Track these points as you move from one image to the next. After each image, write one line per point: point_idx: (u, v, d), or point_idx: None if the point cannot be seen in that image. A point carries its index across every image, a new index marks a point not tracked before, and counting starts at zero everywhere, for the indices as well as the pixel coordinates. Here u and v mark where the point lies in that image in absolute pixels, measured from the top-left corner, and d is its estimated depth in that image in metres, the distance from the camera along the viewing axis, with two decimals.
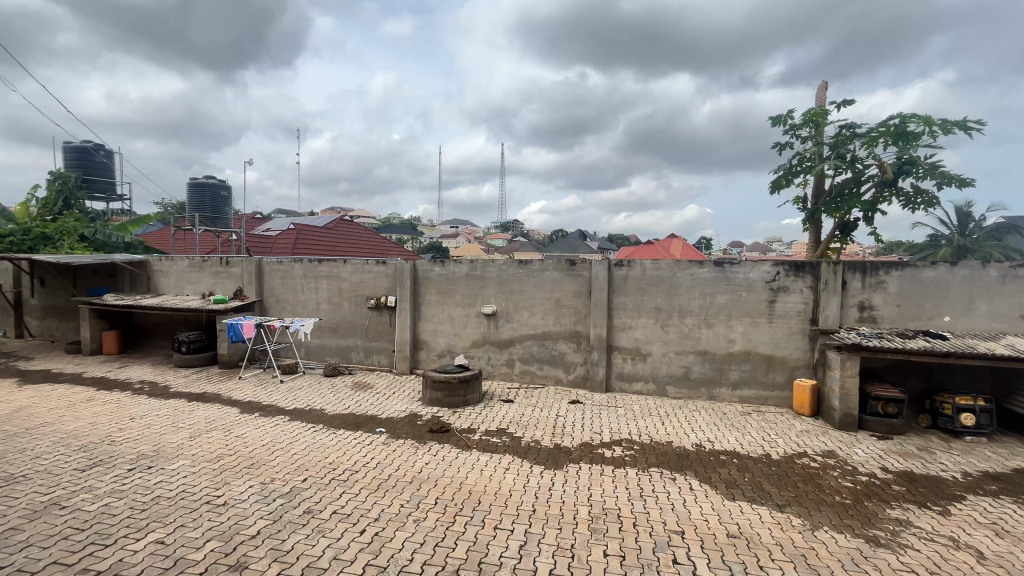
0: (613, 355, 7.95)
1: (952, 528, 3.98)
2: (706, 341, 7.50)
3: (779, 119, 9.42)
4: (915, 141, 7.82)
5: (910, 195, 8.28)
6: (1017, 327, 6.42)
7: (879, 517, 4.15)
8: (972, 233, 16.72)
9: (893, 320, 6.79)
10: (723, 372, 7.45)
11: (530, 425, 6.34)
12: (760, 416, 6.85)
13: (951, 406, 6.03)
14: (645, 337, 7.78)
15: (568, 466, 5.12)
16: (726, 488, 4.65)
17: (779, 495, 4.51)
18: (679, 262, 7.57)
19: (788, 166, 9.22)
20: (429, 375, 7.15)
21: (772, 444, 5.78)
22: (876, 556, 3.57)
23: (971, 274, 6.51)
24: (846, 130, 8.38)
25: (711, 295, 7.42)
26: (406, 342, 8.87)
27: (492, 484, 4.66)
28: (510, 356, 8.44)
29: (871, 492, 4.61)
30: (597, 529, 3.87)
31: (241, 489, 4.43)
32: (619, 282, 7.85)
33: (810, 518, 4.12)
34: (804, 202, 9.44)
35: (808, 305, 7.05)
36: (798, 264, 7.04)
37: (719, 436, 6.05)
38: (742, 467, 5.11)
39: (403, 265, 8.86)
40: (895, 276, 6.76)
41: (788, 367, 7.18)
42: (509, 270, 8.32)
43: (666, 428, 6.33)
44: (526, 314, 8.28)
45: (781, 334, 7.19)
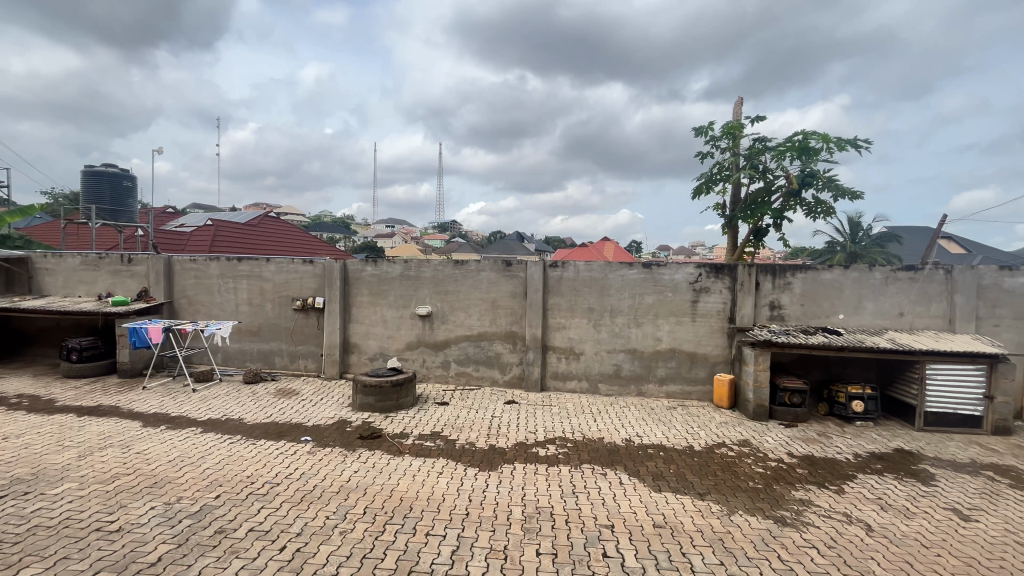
0: (548, 354, 8.06)
1: (846, 505, 4.41)
2: (635, 340, 7.81)
3: (701, 130, 10.03)
4: (815, 155, 8.63)
5: (813, 204, 9.12)
6: (897, 323, 7.28)
7: (786, 499, 4.51)
8: (863, 239, 18.75)
9: (799, 318, 7.45)
10: (650, 369, 7.80)
11: (465, 427, 6.27)
12: (684, 410, 7.25)
13: (844, 394, 6.73)
14: (578, 336, 7.97)
15: (503, 466, 5.11)
16: (652, 480, 4.85)
17: (700, 484, 4.78)
18: (610, 264, 7.83)
19: (709, 174, 9.83)
20: (359, 380, 6.85)
21: (694, 436, 6.12)
22: (783, 535, 3.88)
23: (860, 276, 7.31)
24: (759, 143, 9.09)
25: (640, 295, 7.75)
26: (335, 345, 8.45)
27: (424, 490, 4.54)
28: (445, 357, 8.30)
29: (780, 476, 5.00)
30: (530, 528, 3.88)
31: (140, 512, 3.98)
32: (554, 283, 7.98)
33: (727, 503, 4.39)
34: (723, 208, 10.12)
35: (726, 304, 7.56)
36: (717, 266, 7.53)
37: (647, 431, 6.31)
38: (667, 460, 5.36)
39: (333, 264, 8.44)
40: (799, 277, 7.43)
41: (709, 362, 7.66)
42: (445, 270, 8.19)
43: (598, 425, 6.52)
44: (462, 315, 8.20)
45: (703, 332, 7.64)
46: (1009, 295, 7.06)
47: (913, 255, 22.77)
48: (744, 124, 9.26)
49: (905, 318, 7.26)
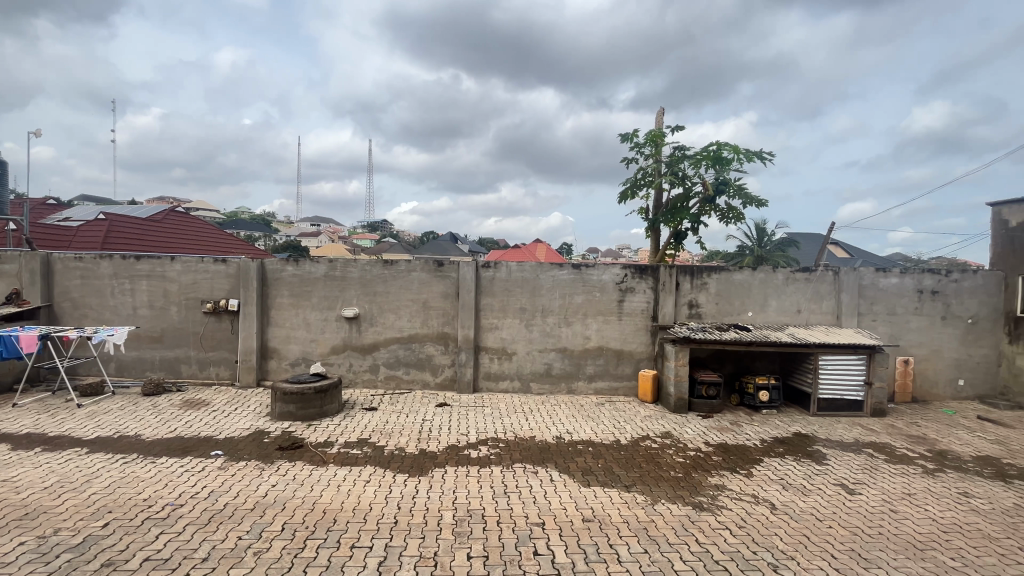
0: (480, 355, 8.02)
1: (755, 487, 4.79)
2: (565, 339, 7.99)
3: (627, 137, 10.49)
4: (727, 165, 9.34)
5: (725, 210, 9.86)
6: (796, 319, 8.04)
7: (703, 485, 4.81)
8: (768, 244, 20.57)
9: (714, 315, 8.00)
10: (580, 367, 8.02)
11: (395, 433, 6.07)
12: (611, 406, 7.52)
13: (753, 385, 7.33)
14: (510, 336, 8.00)
15: (434, 471, 4.99)
16: (581, 475, 4.97)
17: (626, 477, 4.96)
18: (542, 264, 7.95)
19: (634, 179, 10.30)
20: (279, 388, 6.39)
21: (621, 430, 6.37)
22: (701, 519, 4.12)
23: (766, 276, 8.00)
24: (678, 151, 9.68)
25: (570, 295, 7.94)
26: (252, 351, 7.84)
27: (349, 500, 4.31)
28: (374, 361, 7.99)
29: (697, 464, 5.33)
30: (461, 532, 3.82)
31: (4, 550, 3.41)
32: (486, 283, 7.95)
33: (651, 493, 4.60)
34: (646, 212, 10.65)
35: (649, 303, 7.96)
36: (641, 267, 7.90)
37: (576, 427, 6.47)
38: (596, 454, 5.52)
39: (249, 263, 7.83)
40: (714, 278, 7.99)
41: (634, 359, 8.01)
42: (373, 270, 7.88)
43: (530, 424, 6.57)
44: (392, 317, 7.94)
45: (628, 330, 7.98)
46: (884, 294, 8.07)
47: (808, 259, 25.40)
48: (665, 133, 9.80)
49: (802, 315, 8.04)
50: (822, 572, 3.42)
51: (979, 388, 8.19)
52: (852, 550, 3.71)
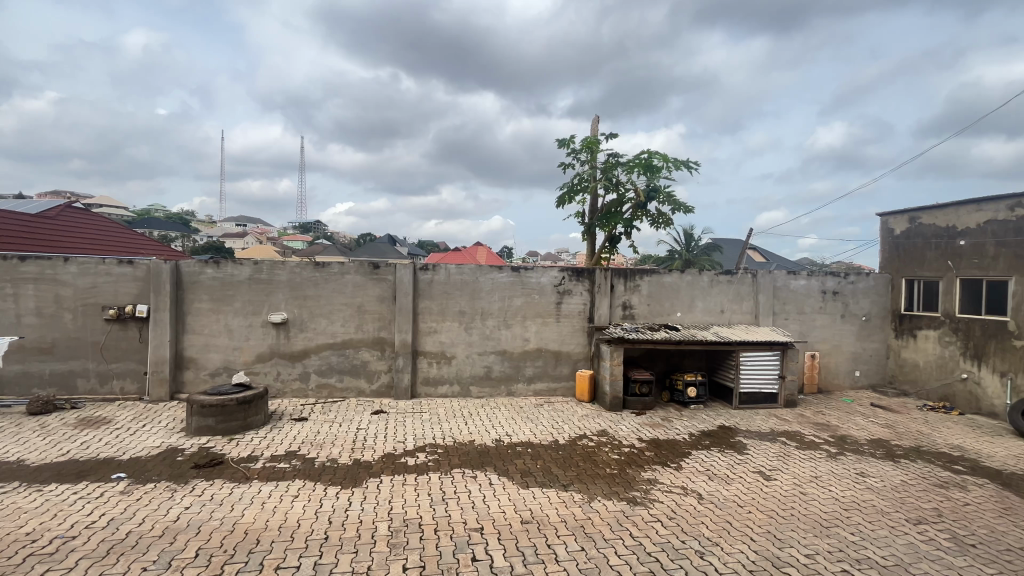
0: (418, 360, 7.84)
1: (684, 479, 5.03)
2: (504, 341, 8.00)
3: (564, 143, 10.74)
4: (658, 172, 9.81)
5: (656, 216, 10.35)
6: (719, 319, 8.58)
7: (636, 480, 4.98)
8: (694, 249, 21.84)
9: (646, 316, 8.36)
10: (519, 369, 8.07)
11: (327, 443, 5.77)
12: (550, 406, 7.63)
13: (681, 382, 7.73)
14: (450, 340, 7.89)
15: (368, 481, 4.80)
16: (520, 477, 4.98)
17: (563, 476, 5.03)
18: (481, 267, 7.92)
19: (571, 184, 10.55)
20: (195, 400, 5.87)
21: (559, 431, 6.46)
22: (634, 513, 4.26)
23: (692, 278, 8.48)
24: (612, 158, 10.04)
25: (510, 298, 7.97)
26: (164, 361, 7.15)
27: (275, 518, 4.03)
28: (304, 369, 7.57)
29: (631, 460, 5.52)
30: (396, 543, 3.69)
31: None
32: (424, 286, 7.79)
33: (587, 491, 4.70)
34: (582, 216, 10.94)
35: (586, 305, 8.17)
36: (578, 270, 8.10)
37: (516, 429, 6.49)
38: (534, 456, 5.56)
39: (160, 265, 7.15)
40: (646, 280, 8.35)
41: (572, 360, 8.18)
42: (303, 273, 7.48)
43: (469, 428, 6.50)
44: (324, 322, 7.57)
45: (566, 331, 8.14)
46: (794, 294, 8.82)
47: (730, 263, 27.29)
48: (600, 140, 10.14)
49: (725, 315, 8.60)
50: (743, 555, 3.64)
51: (872, 378, 9.15)
52: (769, 532, 3.99)
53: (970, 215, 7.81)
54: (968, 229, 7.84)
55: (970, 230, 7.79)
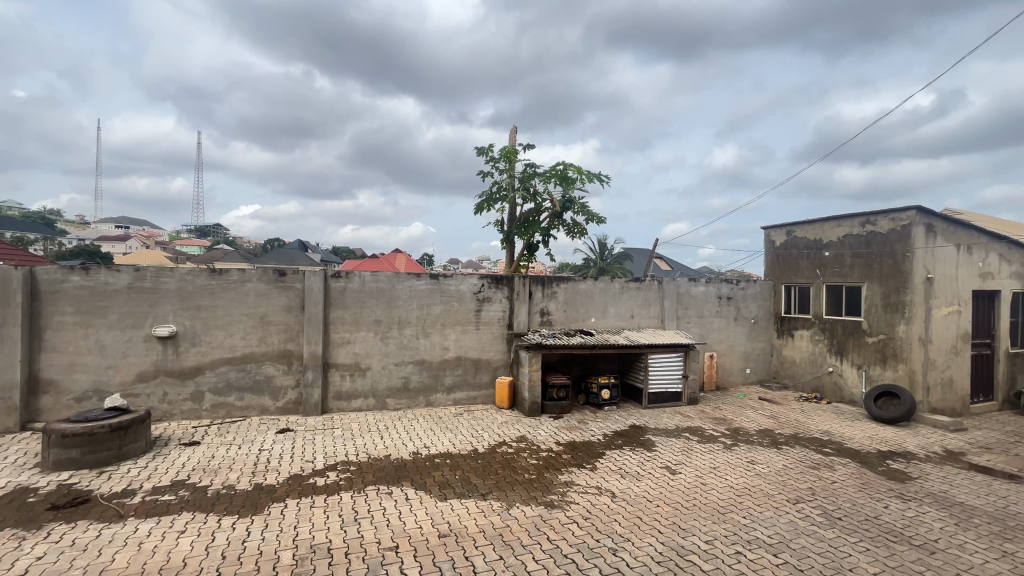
0: (330, 373, 7.39)
1: (598, 479, 5.21)
2: (423, 350, 7.81)
3: (483, 151, 10.81)
4: (573, 184, 10.20)
5: (571, 225, 10.74)
6: (630, 324, 9.08)
7: (554, 483, 5.08)
8: (607, 257, 22.98)
9: (563, 322, 8.62)
10: (438, 379, 7.92)
11: (222, 469, 5.22)
12: (470, 415, 7.56)
13: (596, 385, 8.06)
14: (364, 351, 7.54)
15: (271, 507, 4.40)
16: (438, 490, 4.86)
17: (482, 485, 4.99)
18: (398, 275, 7.68)
19: (490, 192, 10.62)
20: (54, 429, 5.02)
21: (479, 439, 6.42)
22: (552, 517, 4.33)
23: (605, 285, 8.91)
24: (530, 169, 10.28)
25: (428, 305, 7.82)
26: (13, 385, 6.04)
27: (156, 558, 3.55)
28: (197, 387, 6.81)
29: (549, 464, 5.62)
30: (302, 572, 3.41)
31: None
32: (337, 295, 7.39)
33: (506, 498, 4.69)
34: (501, 224, 11.06)
35: (505, 312, 8.24)
36: (497, 277, 8.16)
37: (435, 440, 6.34)
38: (453, 466, 5.46)
39: (8, 272, 6.03)
40: (563, 287, 8.61)
41: (491, 367, 8.20)
42: (196, 280, 6.76)
43: (385, 442, 6.24)
44: (220, 335, 6.88)
45: (486, 339, 8.15)
46: (694, 300, 9.59)
47: (639, 270, 29.15)
48: (518, 150, 10.34)
49: (634, 320, 9.11)
50: (651, 548, 3.84)
51: (759, 374, 10.20)
52: (674, 523, 4.25)
53: (833, 230, 9.02)
54: (832, 241, 9.05)
55: (833, 243, 8.99)
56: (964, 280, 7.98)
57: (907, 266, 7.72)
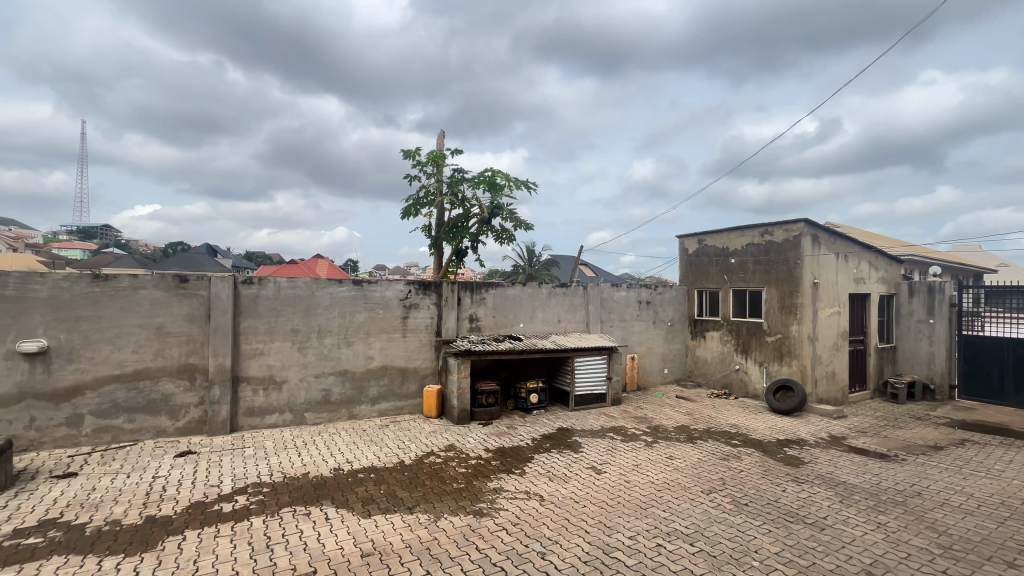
0: (240, 388, 6.79)
1: (526, 484, 5.23)
2: (345, 360, 7.44)
3: (410, 154, 10.59)
4: (501, 191, 10.28)
5: (500, 232, 10.81)
6: (557, 328, 9.27)
7: (483, 491, 5.02)
8: (535, 264, 23.43)
9: (491, 328, 8.61)
10: (362, 390, 7.57)
11: (107, 502, 4.58)
12: (396, 426, 7.30)
13: (525, 390, 8.13)
14: (280, 363, 7.03)
15: (168, 540, 3.93)
16: (361, 507, 4.61)
17: (409, 498, 4.81)
18: (317, 280, 7.26)
19: (417, 196, 10.41)
20: None
21: (405, 450, 6.21)
22: (480, 525, 4.26)
23: (533, 291, 9.05)
24: (458, 174, 10.21)
25: (351, 313, 7.47)
26: None
27: None
28: (74, 410, 5.93)
29: (478, 471, 5.56)
30: None
31: None
32: (248, 303, 6.83)
33: (433, 510, 4.56)
34: (429, 230, 10.87)
35: (433, 319, 8.08)
36: (424, 283, 7.99)
37: (358, 455, 6.04)
38: (378, 481, 5.22)
39: None
40: (491, 293, 8.62)
41: (419, 376, 7.99)
42: (76, 288, 5.91)
43: (303, 459, 5.83)
44: (106, 349, 6.07)
45: (413, 346, 7.93)
46: (617, 305, 10.03)
47: (566, 276, 30.03)
48: (445, 155, 10.24)
49: (561, 324, 9.33)
50: (578, 548, 3.90)
51: (676, 374, 10.85)
52: (600, 522, 4.37)
53: (737, 239, 9.87)
54: (736, 249, 9.89)
55: (738, 251, 9.83)
56: (842, 284, 9.06)
57: (799, 272, 8.62)
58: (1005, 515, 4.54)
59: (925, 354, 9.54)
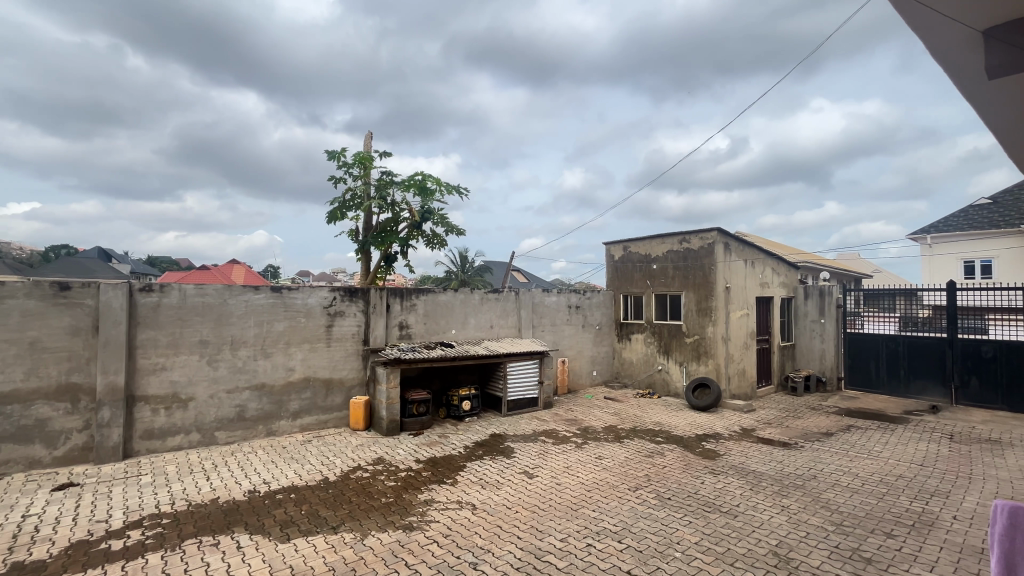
0: (136, 408, 6.08)
1: (459, 493, 5.14)
2: (262, 373, 6.92)
3: (335, 155, 10.15)
4: (431, 195, 10.13)
5: (431, 237, 10.62)
6: (489, 334, 9.27)
7: (413, 504, 4.86)
8: (469, 270, 23.35)
9: (422, 335, 8.42)
10: (282, 404, 7.08)
11: None
12: (320, 441, 6.89)
13: (457, 397, 8.01)
14: (185, 378, 6.39)
15: None
16: (280, 530, 4.28)
17: (333, 517, 4.55)
18: (230, 287, 6.70)
19: (342, 199, 9.97)
20: None
21: (330, 466, 5.87)
22: (410, 540, 4.11)
23: (465, 297, 9.00)
24: (387, 177, 9.93)
25: (269, 322, 6.97)
26: None
27: None
28: None
29: (408, 484, 5.37)
30: None
31: None
32: (147, 313, 6.14)
33: (360, 528, 4.34)
34: (356, 234, 10.45)
35: (360, 326, 7.76)
36: (351, 290, 7.65)
37: (278, 474, 5.62)
38: (298, 501, 4.88)
39: None
40: (422, 299, 8.44)
41: (345, 387, 7.63)
42: None
43: (212, 483, 5.32)
44: None
45: (338, 356, 7.56)
46: (548, 309, 10.23)
47: (498, 282, 30.23)
48: (373, 156, 9.91)
49: (493, 330, 9.34)
50: (510, 555, 3.89)
51: (604, 376, 11.24)
52: (532, 526, 4.38)
53: (658, 246, 10.45)
54: (658, 256, 10.46)
55: (659, 257, 10.41)
56: (750, 288, 9.89)
57: (713, 277, 9.29)
58: (883, 491, 5.16)
59: (818, 350, 10.62)
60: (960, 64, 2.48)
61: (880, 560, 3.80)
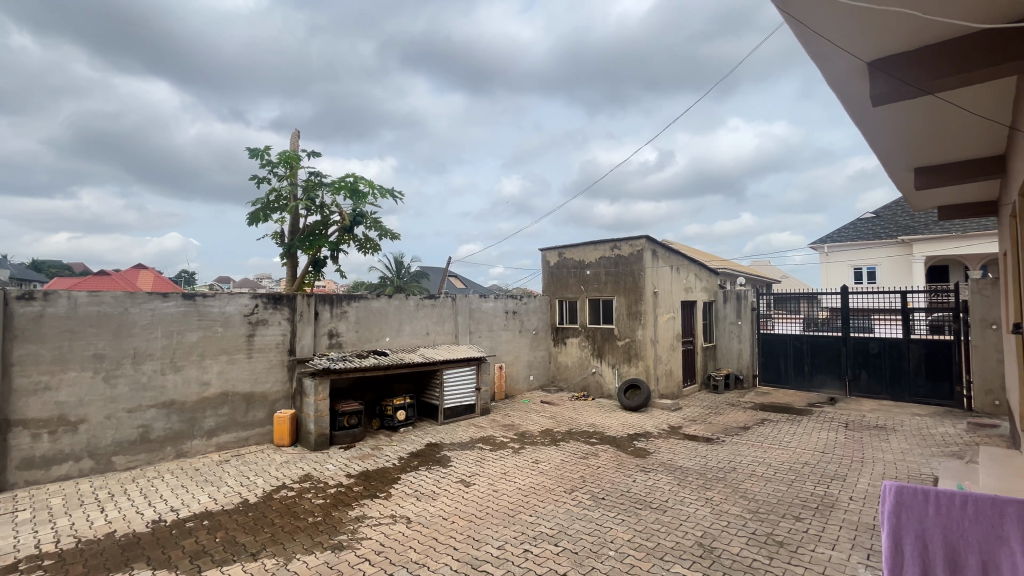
0: (12, 435, 5.28)
1: (393, 507, 4.95)
2: (171, 389, 6.29)
3: (258, 153, 9.53)
4: (364, 198, 9.78)
5: (363, 241, 10.23)
6: (424, 341, 9.08)
7: (343, 522, 4.61)
8: (404, 275, 22.91)
9: (354, 343, 8.08)
10: (195, 423, 6.47)
11: None
12: (239, 460, 6.37)
13: (391, 407, 7.76)
14: (75, 398, 5.65)
15: None
16: (190, 562, 3.88)
17: (253, 543, 4.20)
18: (133, 294, 6.05)
19: (266, 200, 9.36)
20: None
21: (250, 487, 5.44)
22: (339, 560, 3.89)
23: (400, 303, 8.76)
24: (315, 177, 9.46)
25: (180, 332, 6.36)
26: None
27: None
28: None
29: (338, 501, 5.09)
30: None
31: None
32: (28, 325, 5.39)
33: (283, 552, 4.03)
34: (280, 237, 9.84)
35: (286, 335, 7.30)
36: (275, 297, 7.18)
37: (189, 499, 5.12)
38: (213, 528, 4.47)
39: None
40: (354, 306, 8.09)
41: (268, 401, 7.12)
42: None
43: (108, 515, 4.73)
44: None
45: (260, 368, 7.05)
46: (485, 315, 10.21)
47: (434, 288, 29.86)
48: (301, 156, 9.41)
49: (429, 336, 9.16)
50: (446, 568, 3.78)
51: (541, 380, 11.39)
52: (468, 536, 4.31)
53: (592, 252, 10.79)
54: (591, 262, 10.80)
55: (592, 263, 10.74)
56: (676, 293, 10.47)
57: (642, 282, 9.73)
58: (792, 478, 5.62)
59: (736, 350, 11.46)
60: (854, 93, 2.77)
61: (790, 542, 4.13)
